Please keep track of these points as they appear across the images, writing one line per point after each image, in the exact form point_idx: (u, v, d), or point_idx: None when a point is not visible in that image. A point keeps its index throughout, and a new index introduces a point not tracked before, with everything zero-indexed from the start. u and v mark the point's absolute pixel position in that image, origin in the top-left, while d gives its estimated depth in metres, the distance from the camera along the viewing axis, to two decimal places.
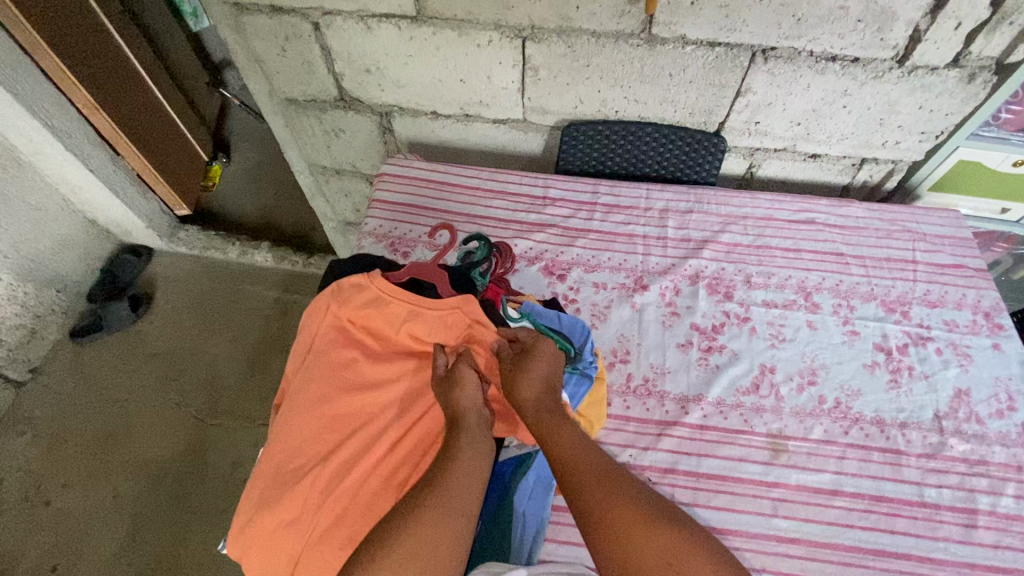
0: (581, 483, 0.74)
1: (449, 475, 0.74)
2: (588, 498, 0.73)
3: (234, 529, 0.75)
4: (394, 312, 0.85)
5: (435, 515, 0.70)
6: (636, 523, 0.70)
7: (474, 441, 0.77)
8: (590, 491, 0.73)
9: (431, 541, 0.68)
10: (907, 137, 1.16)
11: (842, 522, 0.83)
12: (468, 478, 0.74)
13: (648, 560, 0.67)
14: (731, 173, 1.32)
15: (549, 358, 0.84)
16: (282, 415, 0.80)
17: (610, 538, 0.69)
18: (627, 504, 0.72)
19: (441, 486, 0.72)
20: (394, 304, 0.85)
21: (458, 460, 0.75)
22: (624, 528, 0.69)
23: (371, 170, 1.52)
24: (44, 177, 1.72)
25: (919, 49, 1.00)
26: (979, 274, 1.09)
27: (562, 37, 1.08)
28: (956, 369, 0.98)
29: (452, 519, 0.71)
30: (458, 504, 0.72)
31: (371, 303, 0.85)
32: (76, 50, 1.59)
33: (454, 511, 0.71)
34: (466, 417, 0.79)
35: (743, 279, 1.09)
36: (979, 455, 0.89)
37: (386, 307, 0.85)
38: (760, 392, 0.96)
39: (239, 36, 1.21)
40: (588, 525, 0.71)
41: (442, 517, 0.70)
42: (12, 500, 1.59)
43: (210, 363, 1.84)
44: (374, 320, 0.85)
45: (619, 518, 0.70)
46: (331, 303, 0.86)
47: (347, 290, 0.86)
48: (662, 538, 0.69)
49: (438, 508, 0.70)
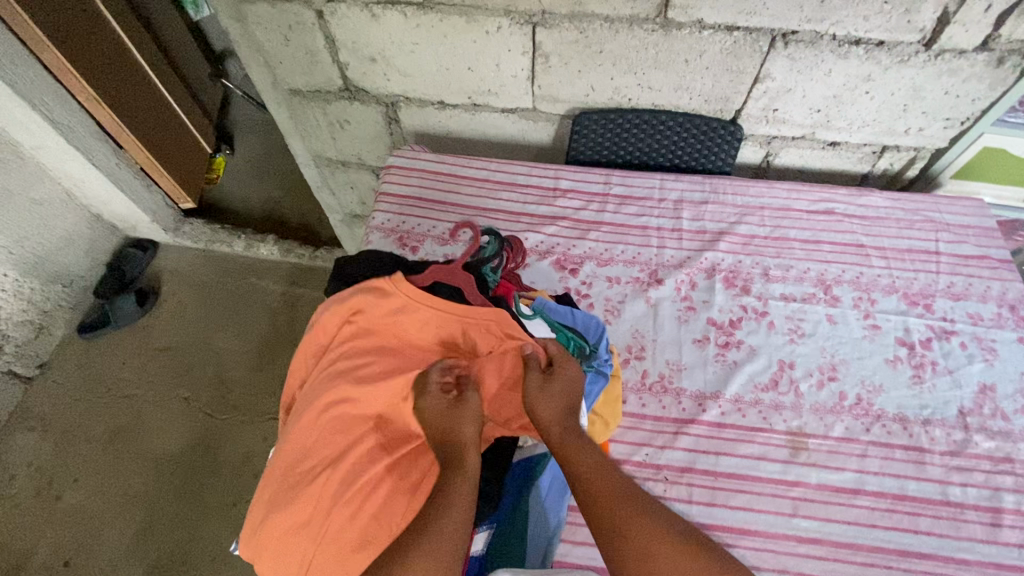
0: (598, 497, 0.72)
1: (445, 510, 0.68)
2: (605, 512, 0.71)
3: (248, 529, 0.75)
4: (422, 321, 0.84)
5: (429, 554, 0.65)
6: (656, 537, 0.68)
7: (470, 477, 0.72)
8: (609, 506, 0.71)
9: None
10: (931, 123, 1.12)
11: (864, 522, 0.82)
12: (462, 516, 0.69)
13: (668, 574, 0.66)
14: (747, 162, 1.29)
15: (568, 381, 0.82)
16: (295, 415, 0.80)
17: (629, 552, 0.67)
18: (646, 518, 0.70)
19: (437, 522, 0.67)
20: (424, 310, 0.83)
21: (456, 494, 0.70)
22: (642, 542, 0.68)
23: (378, 162, 1.49)
24: (48, 172, 1.70)
25: (947, 31, 0.96)
26: (1004, 265, 1.05)
27: (574, 22, 1.04)
28: (980, 364, 0.95)
29: (445, 559, 0.65)
30: (452, 543, 0.67)
31: (397, 312, 0.84)
32: (76, 42, 1.56)
33: (449, 550, 0.66)
34: (467, 449, 0.74)
35: (761, 272, 1.06)
36: (1005, 453, 0.87)
37: (414, 315, 0.84)
38: (779, 388, 0.93)
39: (240, 24, 1.18)
40: (605, 541, 0.69)
41: (435, 554, 0.65)
42: (24, 495, 1.60)
43: (217, 358, 1.84)
44: (400, 327, 0.84)
45: (638, 532, 0.69)
46: (350, 306, 0.84)
47: (366, 295, 0.84)
48: (684, 553, 0.67)
49: (432, 546, 0.65)
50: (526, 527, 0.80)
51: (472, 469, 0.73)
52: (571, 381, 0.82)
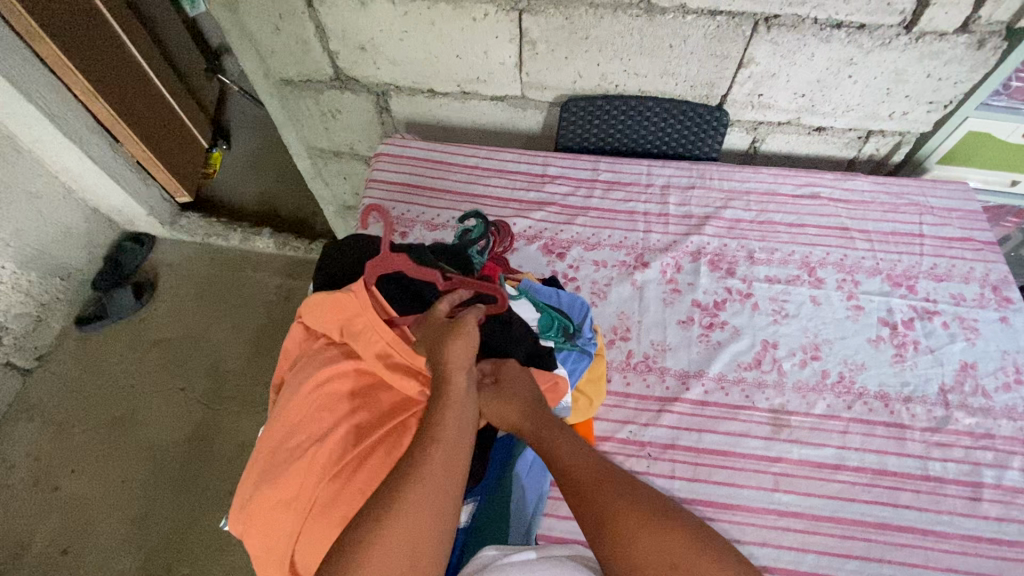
0: (582, 485, 0.71)
1: (428, 454, 0.68)
2: (590, 498, 0.70)
3: (237, 506, 0.76)
4: (366, 321, 0.82)
5: (415, 503, 0.65)
6: (639, 524, 0.67)
7: (457, 414, 0.71)
8: (596, 492, 0.70)
9: (416, 524, 0.64)
10: (915, 107, 1.13)
11: (845, 496, 0.83)
12: (449, 460, 0.69)
13: (651, 563, 0.64)
14: (734, 148, 1.30)
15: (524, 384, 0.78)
16: (283, 398, 0.81)
17: (613, 542, 0.66)
18: (631, 505, 0.68)
19: (420, 469, 0.67)
20: (366, 316, 0.82)
21: (439, 437, 0.69)
22: (626, 528, 0.67)
23: (370, 152, 1.50)
24: (44, 165, 1.71)
25: (928, 13, 0.97)
26: (988, 247, 1.07)
27: (559, 8, 1.05)
28: (962, 343, 0.96)
29: (431, 511, 0.65)
30: (443, 488, 0.67)
31: (348, 312, 0.83)
32: (71, 36, 1.57)
33: (434, 500, 0.66)
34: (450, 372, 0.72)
35: (746, 255, 1.07)
36: (985, 428, 0.88)
37: (358, 319, 0.82)
38: (762, 367, 0.95)
39: (232, 15, 1.19)
40: (591, 527, 0.68)
41: (425, 498, 0.65)
42: (22, 485, 1.62)
43: (214, 349, 1.85)
44: (350, 320, 0.83)
45: (625, 522, 0.67)
46: (315, 306, 0.86)
47: (329, 302, 0.84)
48: (664, 540, 0.66)
49: (424, 493, 0.65)
50: (510, 504, 0.81)
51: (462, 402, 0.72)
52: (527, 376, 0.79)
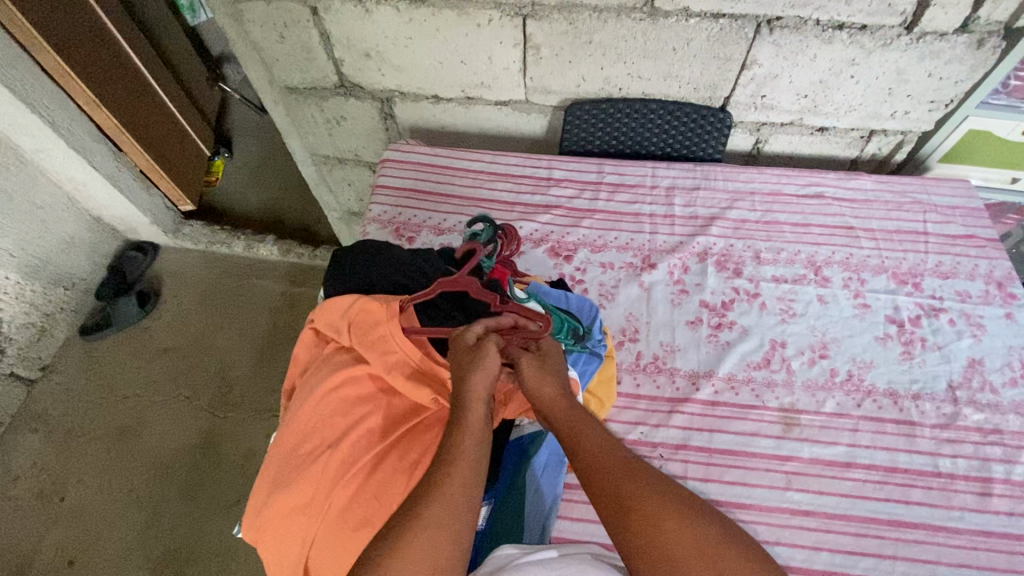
0: (605, 479, 0.71)
1: (445, 476, 0.68)
2: (615, 492, 0.69)
3: (251, 513, 0.76)
4: (382, 332, 0.82)
5: (434, 522, 0.64)
6: (667, 516, 0.66)
7: (474, 439, 0.72)
8: (615, 486, 0.70)
9: (434, 544, 0.63)
10: (917, 106, 1.14)
11: (857, 494, 0.83)
12: (468, 480, 0.69)
13: (680, 553, 0.64)
14: (737, 149, 1.31)
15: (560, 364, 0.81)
16: (296, 404, 0.81)
17: (641, 534, 0.65)
18: (657, 497, 0.68)
19: (439, 489, 0.67)
20: (383, 327, 0.82)
21: (457, 462, 0.69)
22: (653, 520, 0.66)
23: (374, 158, 1.51)
24: (47, 175, 1.71)
25: (928, 14, 0.98)
26: (991, 244, 1.07)
27: (563, 13, 1.06)
28: (969, 340, 0.97)
29: (450, 529, 0.65)
30: (461, 509, 0.66)
31: (364, 322, 0.84)
32: (74, 46, 1.58)
33: (453, 515, 0.65)
34: (468, 403, 0.73)
35: (752, 255, 1.08)
36: (994, 424, 0.88)
37: (375, 329, 0.83)
38: (771, 366, 0.95)
39: (236, 23, 1.20)
40: (613, 524, 0.68)
41: (444, 519, 0.65)
42: (28, 496, 1.61)
43: (219, 357, 1.85)
44: (365, 330, 0.83)
45: (652, 513, 0.67)
46: (330, 314, 0.86)
47: (349, 313, 0.85)
48: (692, 531, 0.66)
49: (442, 513, 0.65)
50: (526, 504, 0.82)
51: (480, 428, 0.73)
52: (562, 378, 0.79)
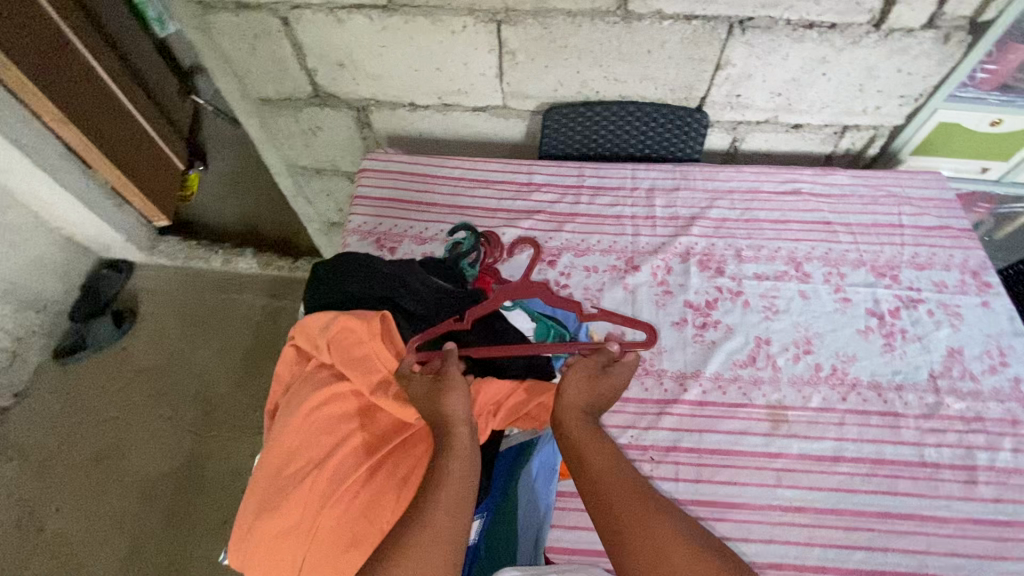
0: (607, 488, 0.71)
1: (435, 497, 0.67)
2: (615, 501, 0.70)
3: (235, 539, 0.74)
4: (365, 349, 0.81)
5: (425, 547, 0.63)
6: (666, 534, 0.67)
7: (463, 461, 0.71)
8: (617, 496, 0.70)
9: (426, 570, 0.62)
10: (887, 101, 1.16)
11: (846, 487, 0.84)
12: (459, 501, 0.68)
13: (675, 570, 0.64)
14: (715, 148, 1.32)
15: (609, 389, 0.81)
16: (278, 424, 0.79)
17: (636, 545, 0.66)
18: (659, 514, 0.69)
19: (428, 512, 0.66)
20: (366, 345, 0.81)
21: (446, 480, 0.69)
22: (652, 534, 0.67)
23: (352, 167, 1.49)
24: (14, 196, 1.66)
25: (895, 11, 1.00)
26: (965, 234, 1.09)
27: (537, 18, 1.06)
28: (947, 329, 0.98)
29: (440, 554, 0.64)
30: (451, 531, 0.66)
31: (345, 338, 0.82)
32: (38, 63, 1.52)
33: (444, 539, 0.65)
34: (454, 425, 0.73)
35: (734, 253, 1.09)
36: (975, 412, 0.90)
37: (357, 346, 0.81)
38: (756, 364, 0.96)
39: (205, 36, 1.18)
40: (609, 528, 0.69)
41: (434, 543, 0.64)
42: (3, 528, 1.56)
43: (200, 375, 1.81)
44: (346, 346, 0.81)
45: (652, 529, 0.67)
46: (309, 331, 0.84)
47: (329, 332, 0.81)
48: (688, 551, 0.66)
49: (431, 537, 0.64)
50: (518, 517, 0.81)
51: (468, 450, 0.72)
52: (614, 388, 0.82)
